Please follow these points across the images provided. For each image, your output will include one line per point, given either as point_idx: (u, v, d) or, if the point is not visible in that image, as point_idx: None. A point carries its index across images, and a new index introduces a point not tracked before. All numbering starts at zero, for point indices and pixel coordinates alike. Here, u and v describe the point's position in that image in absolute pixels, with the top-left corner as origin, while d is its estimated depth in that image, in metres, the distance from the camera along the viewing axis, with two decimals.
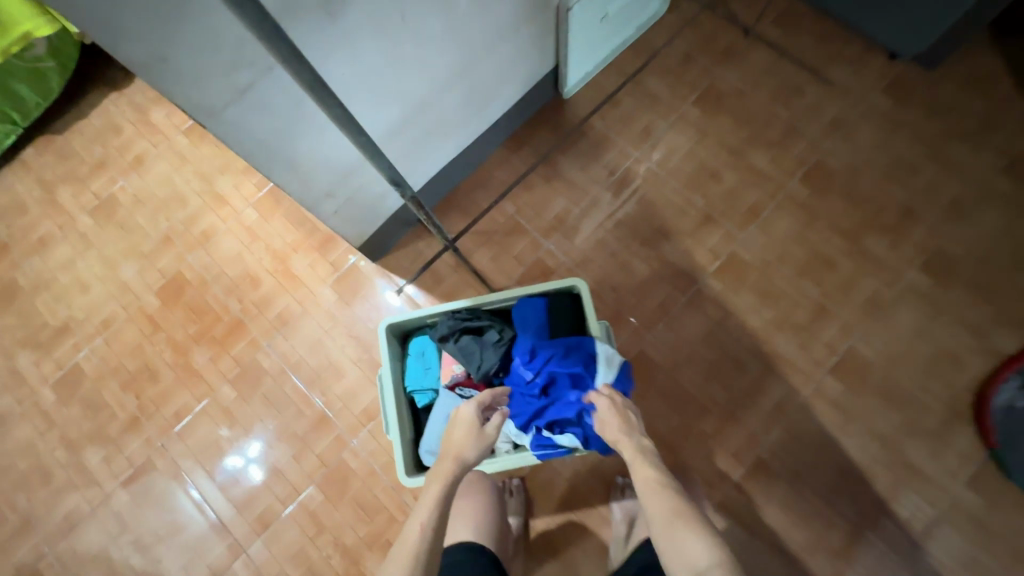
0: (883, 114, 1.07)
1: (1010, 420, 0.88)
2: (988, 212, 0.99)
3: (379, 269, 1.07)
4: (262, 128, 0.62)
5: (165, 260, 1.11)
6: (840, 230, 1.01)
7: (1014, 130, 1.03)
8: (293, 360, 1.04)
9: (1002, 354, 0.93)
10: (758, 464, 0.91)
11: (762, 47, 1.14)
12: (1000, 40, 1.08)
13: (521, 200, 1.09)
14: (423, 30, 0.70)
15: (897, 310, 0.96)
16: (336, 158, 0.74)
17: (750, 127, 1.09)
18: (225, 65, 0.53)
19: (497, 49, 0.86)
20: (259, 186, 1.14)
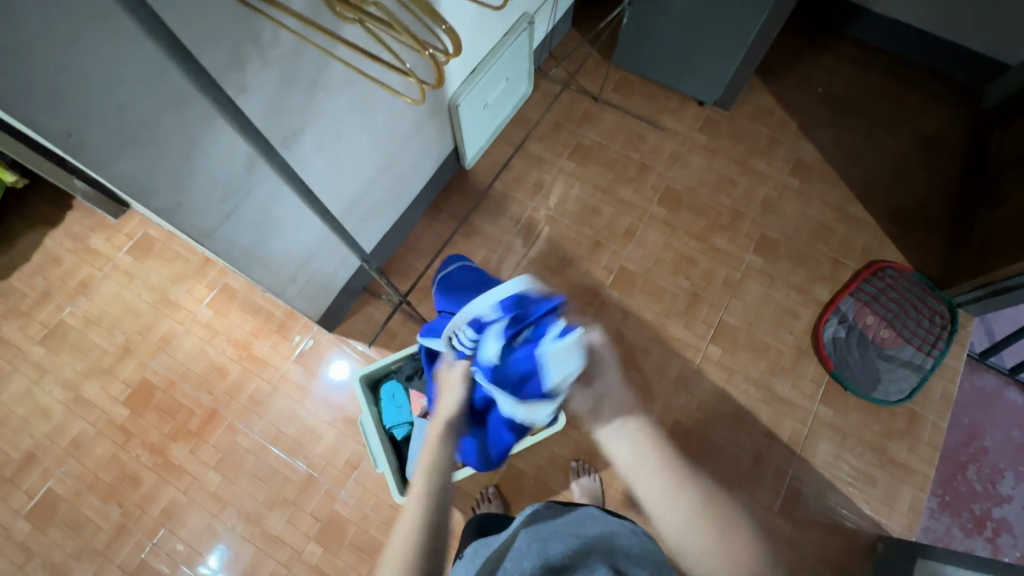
0: (703, 145, 1.43)
1: (837, 347, 1.22)
2: (789, 204, 1.36)
3: (335, 336, 1.22)
4: (243, 239, 0.79)
5: (129, 370, 1.19)
6: (693, 234, 1.33)
7: (791, 142, 1.43)
8: (271, 434, 1.15)
9: (821, 303, 1.27)
10: (676, 425, 1.16)
11: (610, 109, 1.47)
12: (768, 82, 1.50)
13: (448, 256, 1.30)
14: (354, 144, 0.91)
15: (745, 286, 1.28)
16: (295, 249, 0.92)
17: (614, 169, 1.40)
18: (220, 198, 0.70)
19: (410, 145, 1.09)
20: (210, 286, 1.26)
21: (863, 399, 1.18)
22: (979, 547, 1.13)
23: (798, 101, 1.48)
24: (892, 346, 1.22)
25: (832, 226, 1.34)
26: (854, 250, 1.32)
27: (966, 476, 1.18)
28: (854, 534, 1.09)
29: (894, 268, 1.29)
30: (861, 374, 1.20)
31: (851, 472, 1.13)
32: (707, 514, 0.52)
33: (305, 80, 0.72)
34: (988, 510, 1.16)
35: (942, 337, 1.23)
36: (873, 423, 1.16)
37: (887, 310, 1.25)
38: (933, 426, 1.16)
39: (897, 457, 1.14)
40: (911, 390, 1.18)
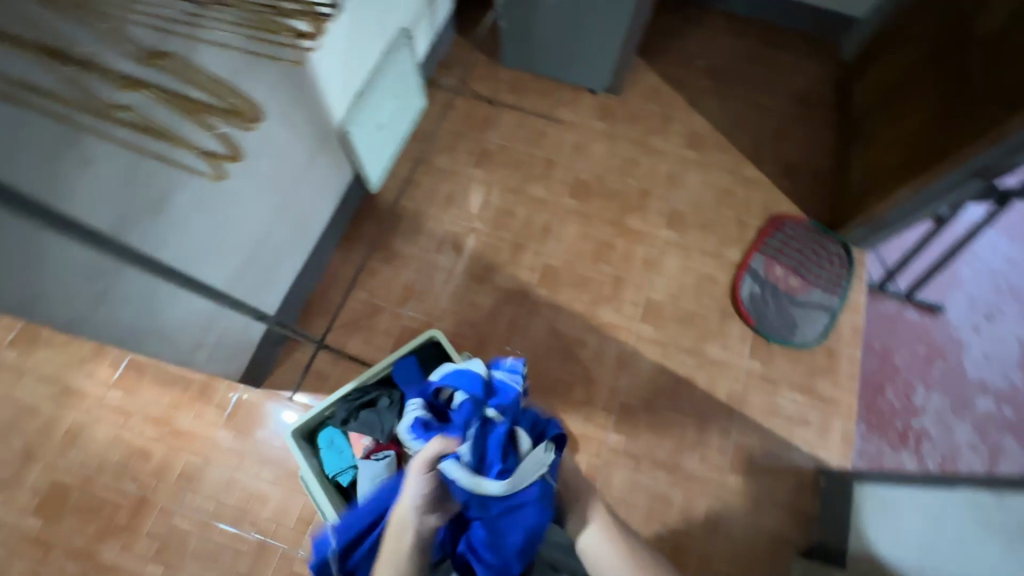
0: (602, 132, 1.47)
1: (755, 303, 1.29)
2: (690, 176, 1.42)
3: (264, 391, 1.16)
4: (128, 316, 0.73)
5: (35, 476, 1.08)
6: (607, 220, 1.36)
7: (683, 117, 1.49)
8: (211, 508, 1.07)
9: (734, 264, 1.34)
10: (622, 407, 1.18)
11: (507, 110, 1.48)
12: (652, 62, 1.56)
13: (369, 285, 1.26)
14: (239, 194, 0.87)
15: (664, 261, 1.33)
16: (194, 313, 0.86)
17: (521, 169, 1.41)
18: (88, 279, 0.65)
19: (304, 181, 1.05)
20: (115, 365, 1.16)
21: (785, 346, 1.25)
22: (906, 458, 1.23)
23: (682, 77, 1.55)
24: (802, 292, 1.31)
25: (732, 189, 1.41)
26: (755, 209, 1.40)
27: (885, 396, 1.29)
28: (799, 473, 1.16)
29: (791, 220, 1.38)
30: (780, 323, 1.27)
31: (787, 417, 1.20)
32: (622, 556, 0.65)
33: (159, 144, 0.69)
34: (908, 424, 1.27)
35: (843, 276, 1.33)
36: (798, 367, 1.24)
37: (792, 260, 1.34)
38: (849, 358, 1.26)
39: (824, 394, 1.23)
40: (824, 330, 1.27)
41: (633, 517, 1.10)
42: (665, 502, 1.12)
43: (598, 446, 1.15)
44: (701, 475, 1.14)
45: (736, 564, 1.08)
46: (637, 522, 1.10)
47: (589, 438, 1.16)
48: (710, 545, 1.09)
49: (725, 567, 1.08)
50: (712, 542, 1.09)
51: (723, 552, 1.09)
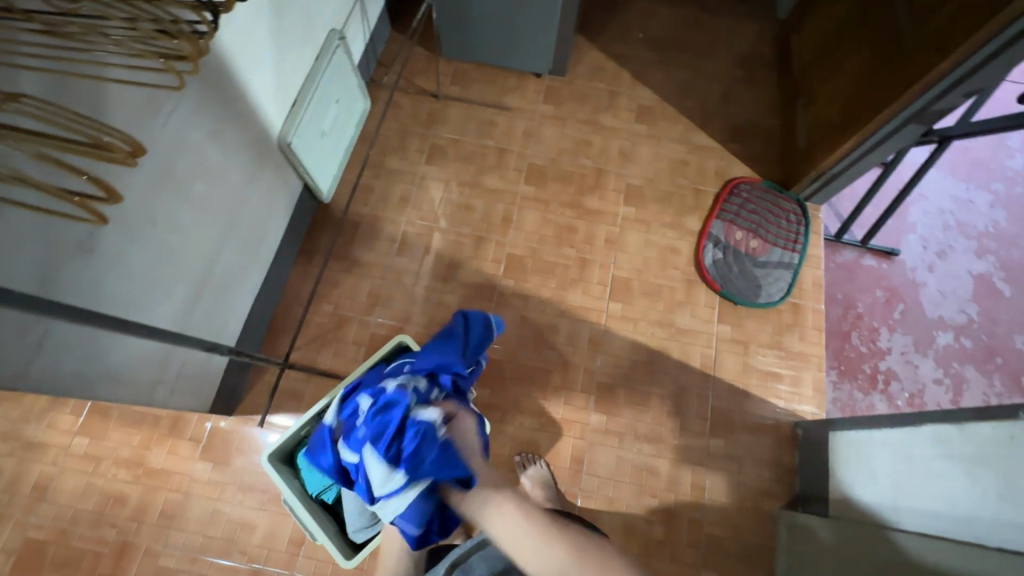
0: (551, 115, 1.46)
1: (719, 268, 1.31)
2: (643, 150, 1.43)
3: (237, 418, 1.13)
4: (69, 362, 0.70)
5: (6, 536, 1.04)
6: (566, 203, 1.36)
7: (629, 91, 1.49)
8: (197, 543, 1.05)
9: (695, 233, 1.35)
10: (601, 387, 1.20)
11: (454, 103, 1.46)
12: (594, 39, 1.55)
13: (333, 297, 1.24)
14: (176, 221, 0.83)
15: (626, 237, 1.33)
16: (145, 349, 0.83)
17: (474, 161, 1.39)
18: (18, 332, 0.61)
19: (248, 199, 1.02)
20: (76, 411, 1.12)
21: (753, 307, 1.28)
22: (876, 400, 1.28)
23: (624, 51, 1.54)
24: (763, 252, 1.33)
25: (685, 159, 1.42)
26: (709, 175, 1.41)
27: (851, 343, 1.33)
28: (776, 428, 1.19)
29: (746, 183, 1.40)
30: (745, 286, 1.30)
31: (760, 375, 1.23)
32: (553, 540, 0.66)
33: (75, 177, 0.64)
34: (875, 367, 1.31)
35: (800, 232, 1.35)
36: (767, 326, 1.27)
37: (751, 222, 1.36)
38: (814, 311, 1.29)
39: (793, 349, 1.26)
40: (788, 286, 1.30)
41: (623, 492, 1.12)
42: (652, 474, 1.14)
43: (581, 427, 1.16)
44: (684, 443, 1.16)
45: (726, 524, 1.11)
46: (626, 496, 1.12)
47: (572, 422, 1.17)
48: (700, 509, 1.12)
49: (716, 529, 1.11)
50: (701, 506, 1.12)
51: (713, 514, 1.12)
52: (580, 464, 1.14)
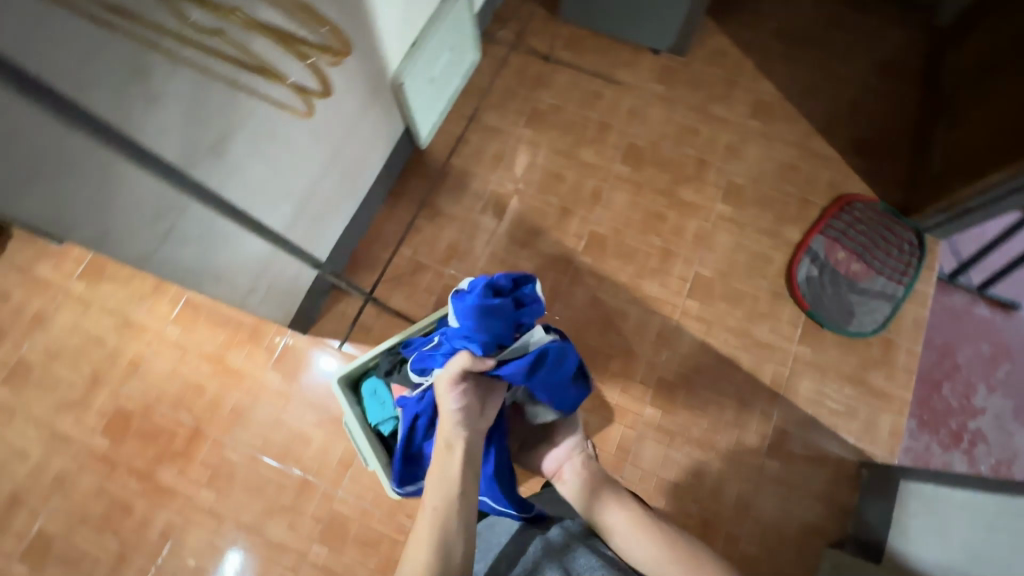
0: (661, 96, 1.39)
1: (811, 286, 1.23)
2: (752, 147, 1.34)
3: (309, 339, 1.20)
4: (188, 256, 0.75)
5: (101, 400, 1.16)
6: (660, 190, 1.31)
7: (750, 83, 1.40)
8: (259, 444, 1.14)
9: (792, 244, 1.27)
10: (660, 382, 1.17)
11: (563, 68, 1.42)
12: (722, 21, 1.45)
13: (414, 242, 1.27)
14: (294, 140, 0.86)
15: (716, 236, 1.27)
16: (250, 257, 0.88)
17: (573, 132, 1.36)
18: (152, 218, 0.66)
19: (356, 131, 1.04)
20: (172, 303, 1.22)
21: (840, 334, 1.20)
22: (957, 459, 1.18)
23: (752, 39, 1.44)
24: (864, 278, 1.24)
25: (797, 165, 1.33)
26: (819, 186, 1.31)
27: (941, 394, 1.22)
28: (838, 463, 1.13)
29: (860, 201, 1.29)
30: (837, 310, 1.21)
31: (833, 406, 1.16)
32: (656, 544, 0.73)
33: (220, 82, 0.68)
34: (964, 424, 1.20)
35: (911, 264, 1.24)
36: (851, 357, 1.19)
37: (857, 244, 1.26)
38: (908, 351, 1.19)
39: (876, 386, 1.17)
40: (885, 319, 1.20)
41: (663, 490, 1.11)
42: (696, 480, 1.11)
43: (633, 418, 1.15)
44: (736, 457, 1.12)
45: (764, 547, 1.07)
46: (666, 495, 1.10)
47: (624, 410, 1.15)
48: (739, 525, 1.09)
49: (753, 549, 1.07)
50: (742, 522, 1.09)
51: (752, 534, 1.08)
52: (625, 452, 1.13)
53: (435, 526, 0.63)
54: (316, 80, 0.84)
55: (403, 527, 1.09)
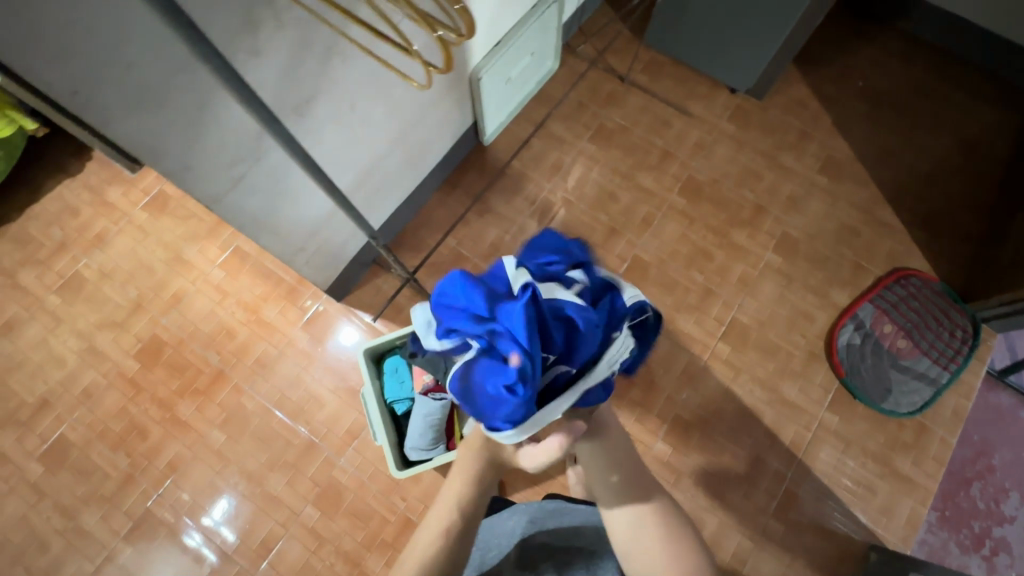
0: (731, 135, 1.37)
1: (851, 354, 1.19)
2: (815, 203, 1.31)
3: (343, 307, 1.23)
4: (253, 205, 0.78)
5: (139, 325, 1.22)
6: (712, 228, 1.29)
7: (824, 138, 1.37)
8: (275, 397, 1.17)
9: (838, 307, 1.23)
10: (677, 420, 1.15)
11: (636, 91, 1.42)
12: (806, 72, 1.43)
13: (459, 233, 1.28)
14: (370, 114, 0.89)
15: (761, 284, 1.25)
16: (306, 218, 0.90)
17: (635, 155, 1.36)
18: (229, 164, 0.69)
19: (428, 117, 1.07)
20: (223, 248, 1.27)
21: (872, 409, 1.16)
22: (973, 564, 1.11)
23: (835, 95, 1.41)
24: (908, 357, 1.19)
25: (858, 228, 1.29)
26: (878, 255, 1.27)
27: (969, 493, 1.16)
28: (846, 540, 1.08)
29: (918, 277, 1.24)
30: (873, 384, 1.17)
31: (851, 481, 1.12)
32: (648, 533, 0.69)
33: (319, 45, 0.70)
34: (987, 529, 1.14)
35: (961, 352, 1.19)
36: (880, 434, 1.14)
37: (906, 320, 1.21)
38: (941, 441, 1.14)
39: (901, 470, 1.12)
40: (923, 403, 1.15)
41: None
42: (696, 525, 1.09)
43: (643, 450, 1.13)
44: (740, 511, 1.09)
45: None
46: None
47: (635, 440, 1.14)
48: None
49: None
50: None
51: None
52: None
53: (448, 516, 0.66)
54: (439, 57, 0.93)
55: (396, 508, 1.10)
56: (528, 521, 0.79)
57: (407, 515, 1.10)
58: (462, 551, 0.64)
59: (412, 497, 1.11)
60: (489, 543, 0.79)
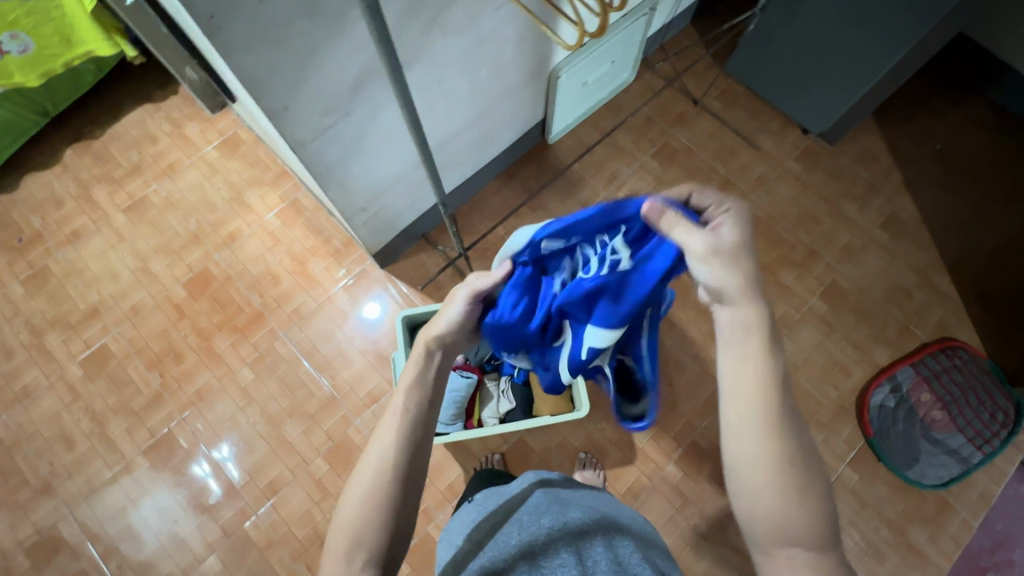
0: (795, 176, 1.36)
1: (882, 415, 1.16)
2: (870, 257, 1.29)
3: (385, 274, 1.26)
4: (331, 156, 0.80)
5: (193, 256, 1.27)
6: (761, 264, 1.28)
7: (890, 195, 1.34)
8: (306, 348, 1.20)
9: (877, 366, 1.21)
10: (693, 446, 1.14)
11: (707, 116, 1.42)
12: (884, 126, 1.40)
13: (509, 224, 1.31)
14: (453, 92, 0.92)
15: (801, 328, 1.23)
16: (374, 179, 0.93)
17: (695, 178, 1.36)
18: (322, 111, 0.72)
19: (504, 105, 1.09)
20: (282, 198, 1.32)
21: (895, 474, 1.12)
22: None
23: (910, 153, 1.38)
24: (941, 430, 1.16)
25: (911, 291, 1.26)
26: (927, 321, 1.24)
27: None
28: None
29: (966, 350, 1.20)
30: (899, 449, 1.14)
31: (860, 543, 1.09)
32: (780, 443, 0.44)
33: (426, 14, 0.73)
34: None
35: (999, 435, 1.14)
36: (898, 501, 1.11)
37: (946, 392, 1.18)
38: (962, 522, 1.10)
39: (914, 542, 1.09)
40: (949, 480, 1.12)
41: None
42: (693, 554, 1.07)
43: (653, 468, 1.12)
44: (742, 550, 1.07)
45: None
46: None
47: (647, 457, 1.13)
48: None
49: None
50: None
51: None
52: (632, 498, 1.10)
53: (406, 422, 0.51)
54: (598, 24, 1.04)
55: None
56: (537, 484, 0.68)
57: None
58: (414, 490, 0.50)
59: None
60: (494, 505, 0.67)
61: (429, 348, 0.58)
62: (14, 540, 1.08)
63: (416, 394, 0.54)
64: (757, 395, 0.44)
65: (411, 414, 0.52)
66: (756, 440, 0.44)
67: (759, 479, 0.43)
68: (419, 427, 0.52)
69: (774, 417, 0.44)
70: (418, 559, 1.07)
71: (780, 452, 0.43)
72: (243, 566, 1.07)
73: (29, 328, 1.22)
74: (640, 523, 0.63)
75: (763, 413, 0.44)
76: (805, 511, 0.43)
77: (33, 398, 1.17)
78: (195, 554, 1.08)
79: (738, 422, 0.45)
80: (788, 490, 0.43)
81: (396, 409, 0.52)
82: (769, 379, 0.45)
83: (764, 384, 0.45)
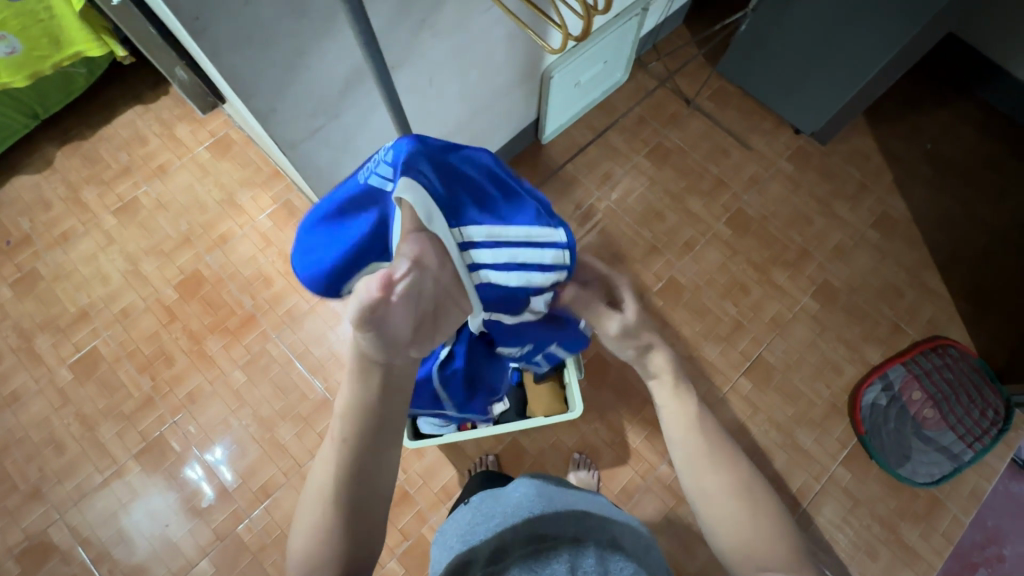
0: (787, 175, 1.37)
1: (874, 413, 1.17)
2: (861, 256, 1.29)
3: None
4: (321, 157, 0.80)
5: (184, 258, 1.26)
6: (754, 264, 1.28)
7: (881, 194, 1.35)
8: (299, 350, 1.20)
9: (869, 364, 1.21)
10: None
11: (700, 116, 1.42)
12: (875, 126, 1.41)
13: None
14: (444, 93, 0.91)
15: (794, 327, 1.23)
16: None
17: (687, 178, 1.36)
18: (311, 113, 0.72)
19: (496, 105, 1.09)
20: (274, 199, 1.31)
21: (886, 472, 1.13)
22: None
23: (901, 153, 1.39)
24: (932, 428, 1.17)
25: (902, 289, 1.27)
26: (918, 320, 1.25)
27: None
28: None
29: (957, 349, 1.21)
30: (891, 447, 1.15)
31: (853, 541, 1.09)
32: (729, 479, 0.49)
33: (416, 15, 0.72)
34: None
35: (989, 433, 1.15)
36: (890, 499, 1.12)
37: (937, 390, 1.19)
38: (953, 519, 1.11)
39: (906, 540, 1.09)
40: (940, 477, 1.12)
41: None
42: (687, 554, 1.07)
43: (647, 468, 1.13)
44: None
45: None
46: None
47: (640, 457, 1.13)
48: None
49: None
50: None
51: None
52: (626, 498, 1.11)
53: (342, 451, 0.46)
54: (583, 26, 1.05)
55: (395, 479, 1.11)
56: (532, 489, 0.66)
57: (405, 488, 1.11)
58: (367, 518, 0.46)
59: (412, 471, 1.12)
60: (489, 508, 0.67)
61: (361, 364, 0.45)
62: (3, 546, 1.07)
63: (353, 420, 0.47)
64: (697, 441, 0.51)
65: (348, 442, 0.46)
66: (704, 477, 0.49)
67: (716, 507, 0.48)
68: (359, 456, 0.46)
69: (719, 455, 0.50)
70: (413, 561, 1.07)
71: (729, 485, 0.49)
72: (236, 570, 1.06)
73: (18, 332, 1.21)
74: (635, 537, 0.62)
75: (707, 453, 0.50)
76: (772, 531, 0.47)
77: (22, 402, 1.16)
78: (188, 558, 1.07)
79: (688, 461, 0.51)
80: (751, 514, 0.47)
81: (333, 437, 0.47)
82: (704, 418, 0.53)
83: (697, 432, 0.52)
